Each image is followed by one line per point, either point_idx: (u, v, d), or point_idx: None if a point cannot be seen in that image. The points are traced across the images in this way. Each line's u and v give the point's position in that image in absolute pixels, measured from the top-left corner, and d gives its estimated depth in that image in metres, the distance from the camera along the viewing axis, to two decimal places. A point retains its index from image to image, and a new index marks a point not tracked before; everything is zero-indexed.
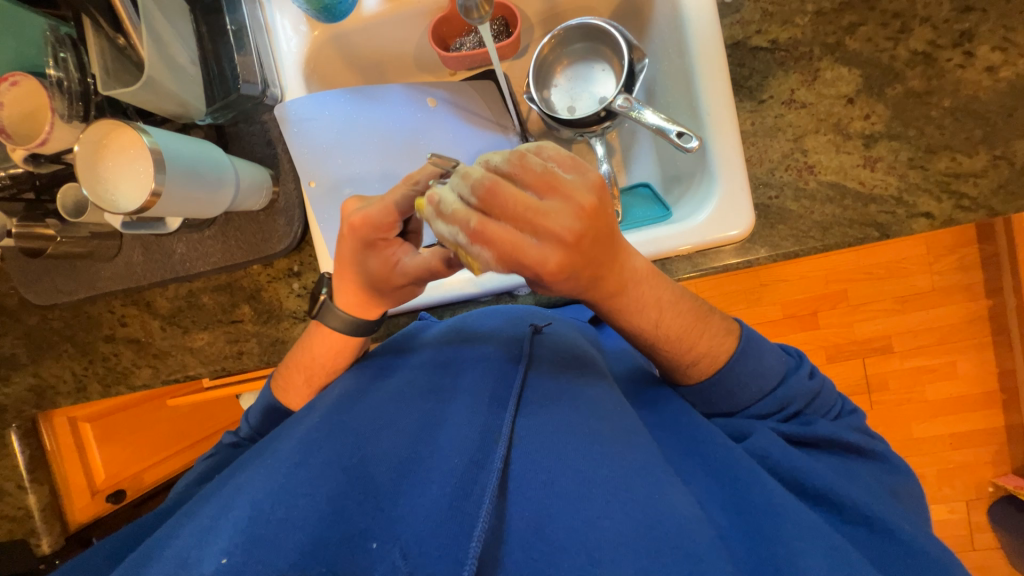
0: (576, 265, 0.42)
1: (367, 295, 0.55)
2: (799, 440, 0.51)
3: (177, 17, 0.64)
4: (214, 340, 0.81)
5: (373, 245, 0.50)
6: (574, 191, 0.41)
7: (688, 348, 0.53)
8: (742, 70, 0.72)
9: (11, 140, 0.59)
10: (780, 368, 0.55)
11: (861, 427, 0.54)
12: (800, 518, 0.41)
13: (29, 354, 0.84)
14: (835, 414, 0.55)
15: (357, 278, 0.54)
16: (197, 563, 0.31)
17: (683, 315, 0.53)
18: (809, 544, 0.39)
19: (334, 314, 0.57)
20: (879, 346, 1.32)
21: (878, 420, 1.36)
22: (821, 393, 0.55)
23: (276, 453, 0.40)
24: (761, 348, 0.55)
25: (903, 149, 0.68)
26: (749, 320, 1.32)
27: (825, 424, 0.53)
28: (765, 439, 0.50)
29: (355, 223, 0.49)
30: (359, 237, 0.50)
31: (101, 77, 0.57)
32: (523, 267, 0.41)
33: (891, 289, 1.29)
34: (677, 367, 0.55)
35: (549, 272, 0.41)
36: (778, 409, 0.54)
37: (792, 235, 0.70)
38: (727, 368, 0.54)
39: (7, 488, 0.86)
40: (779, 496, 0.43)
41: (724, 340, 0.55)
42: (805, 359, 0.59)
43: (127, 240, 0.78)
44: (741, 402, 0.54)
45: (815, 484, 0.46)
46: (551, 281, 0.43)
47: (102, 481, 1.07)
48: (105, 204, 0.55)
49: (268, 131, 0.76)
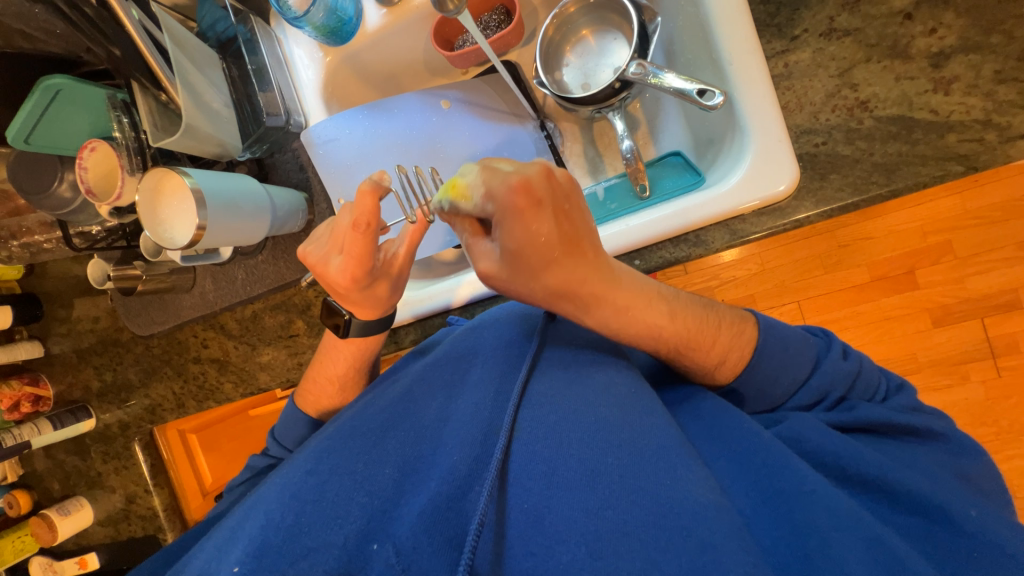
0: (547, 190, 0.45)
1: (384, 303, 0.60)
2: (843, 426, 0.48)
3: (209, 66, 0.70)
4: (278, 355, 0.88)
5: (374, 278, 0.56)
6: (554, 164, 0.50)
7: (710, 345, 0.51)
8: (767, 7, 0.64)
9: (96, 198, 0.68)
10: (810, 353, 0.52)
11: (914, 405, 0.50)
12: (836, 503, 0.38)
13: (141, 378, 0.97)
14: (882, 396, 0.51)
15: (374, 300, 0.59)
16: (217, 569, 0.35)
17: (692, 314, 0.52)
18: (845, 540, 0.35)
19: (355, 324, 0.61)
20: (1003, 302, 1.11)
21: (1012, 390, 1.14)
22: (861, 374, 0.52)
23: (296, 461, 0.43)
24: (788, 339, 0.52)
25: (987, 62, 0.57)
26: (829, 288, 1.16)
27: (874, 408, 0.49)
28: (799, 424, 0.47)
29: (344, 279, 0.54)
30: (357, 283, 0.55)
31: (151, 131, 0.65)
32: (492, 179, 0.45)
33: (1013, 234, 1.08)
34: (703, 371, 0.52)
35: (518, 180, 0.43)
36: (817, 400, 0.51)
37: (851, 184, 0.60)
38: (754, 363, 0.51)
39: (138, 492, 1.02)
40: (814, 483, 0.39)
41: (742, 329, 0.53)
42: (833, 338, 0.56)
43: (199, 273, 0.88)
44: (778, 396, 0.52)
45: (861, 471, 0.43)
46: (529, 210, 0.44)
47: (210, 484, 1.24)
48: (164, 241, 0.62)
49: (299, 157, 0.81)
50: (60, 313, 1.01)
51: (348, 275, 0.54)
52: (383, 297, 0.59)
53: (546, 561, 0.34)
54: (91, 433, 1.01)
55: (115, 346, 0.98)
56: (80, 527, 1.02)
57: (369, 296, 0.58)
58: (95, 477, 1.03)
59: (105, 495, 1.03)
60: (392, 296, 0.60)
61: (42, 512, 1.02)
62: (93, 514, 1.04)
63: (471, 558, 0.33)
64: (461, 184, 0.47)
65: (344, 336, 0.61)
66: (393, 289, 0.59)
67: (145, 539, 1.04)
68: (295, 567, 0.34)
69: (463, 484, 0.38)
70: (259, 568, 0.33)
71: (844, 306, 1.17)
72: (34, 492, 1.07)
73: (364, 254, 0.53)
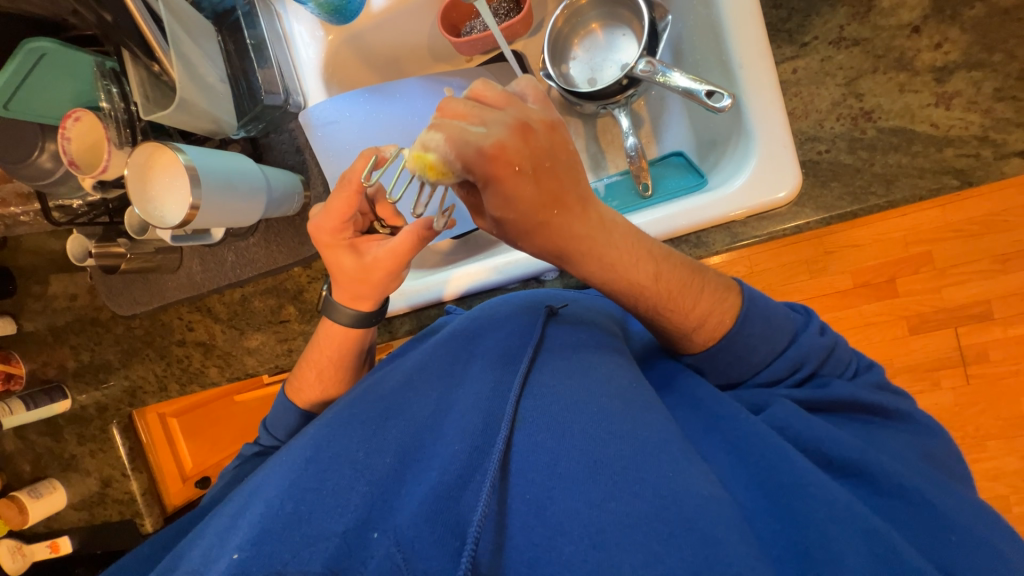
0: (522, 152, 0.44)
1: (353, 288, 0.59)
2: (811, 404, 0.50)
3: (205, 38, 0.67)
4: (267, 341, 0.86)
5: (342, 244, 0.57)
6: (529, 111, 0.46)
7: (691, 307, 0.51)
8: (779, 12, 0.64)
9: (78, 170, 0.65)
10: (788, 327, 0.53)
11: (887, 384, 0.53)
12: (833, 499, 0.39)
13: (121, 359, 0.94)
14: (852, 372, 0.53)
15: (341, 277, 0.58)
16: (216, 559, 0.35)
17: (677, 272, 0.52)
18: (843, 534, 0.36)
19: (331, 307, 0.61)
20: (975, 313, 1.16)
21: (979, 397, 1.19)
22: (835, 349, 0.53)
23: (295, 448, 0.43)
24: (767, 309, 0.53)
25: (988, 79, 0.58)
26: (816, 293, 1.19)
27: (844, 385, 0.51)
28: (783, 410, 0.47)
29: (316, 232, 0.57)
30: (324, 242, 0.57)
31: (141, 103, 0.62)
32: (466, 150, 0.42)
33: (989, 247, 1.12)
34: (681, 335, 0.53)
35: (489, 150, 0.42)
36: (792, 371, 0.52)
37: (849, 192, 0.61)
38: (733, 332, 0.52)
39: (115, 475, 0.98)
40: (812, 477, 0.40)
41: (726, 297, 0.53)
42: (813, 315, 0.57)
43: (186, 253, 0.85)
44: (752, 366, 0.52)
45: (837, 451, 0.44)
46: (511, 182, 0.43)
47: (191, 469, 1.22)
48: (154, 219, 0.59)
49: (295, 139, 0.79)
50: (34, 289, 0.96)
51: (319, 227, 0.57)
52: (348, 277, 0.58)
53: (548, 553, 0.34)
54: (65, 414, 0.97)
55: (94, 326, 0.95)
56: (54, 510, 1.00)
57: (334, 267, 0.58)
58: (69, 460, 1.00)
59: (80, 478, 1.00)
60: (359, 282, 0.58)
61: (12, 494, 0.99)
62: (67, 497, 1.01)
63: (474, 553, 0.33)
64: (433, 159, 0.43)
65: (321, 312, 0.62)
66: (352, 268, 0.57)
67: (122, 524, 1.01)
68: (296, 558, 0.34)
69: (464, 474, 0.38)
70: (257, 558, 0.33)
71: (827, 311, 1.20)
72: (3, 474, 1.04)
73: (341, 212, 0.55)
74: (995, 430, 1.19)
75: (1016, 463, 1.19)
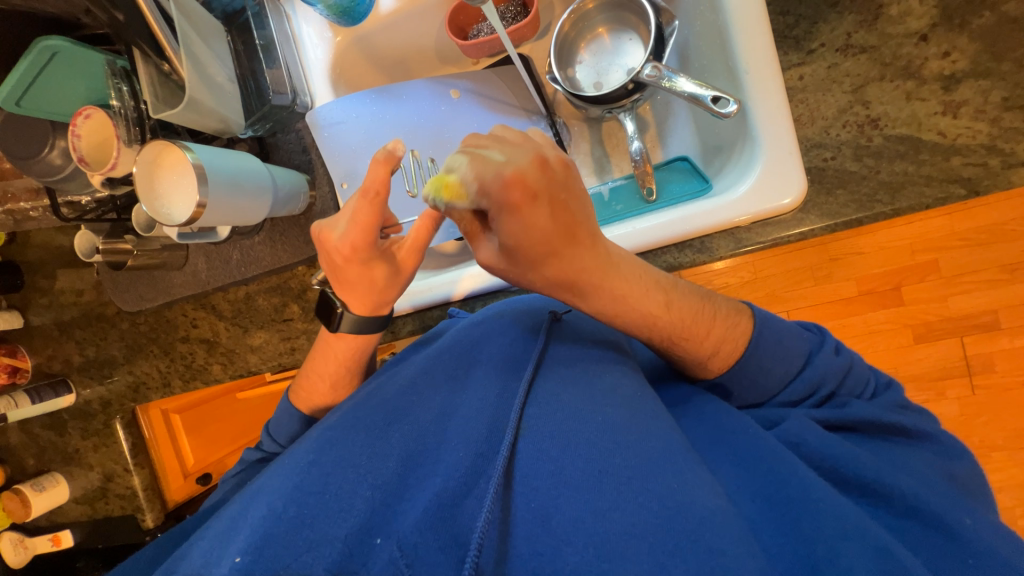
0: (538, 184, 0.44)
1: (377, 296, 0.59)
2: (826, 421, 0.49)
3: (215, 39, 0.68)
4: (270, 339, 0.86)
5: (366, 257, 0.55)
6: (543, 144, 0.48)
7: (704, 335, 0.52)
8: (786, 18, 0.64)
9: (88, 167, 0.66)
10: (802, 348, 0.53)
11: (902, 402, 0.52)
12: (843, 514, 0.39)
13: (125, 355, 0.95)
14: (871, 393, 0.53)
15: (368, 287, 0.58)
16: (218, 561, 0.35)
17: (687, 300, 0.52)
18: (853, 546, 0.36)
19: (350, 319, 0.60)
20: (982, 323, 1.15)
21: (984, 407, 1.18)
22: (852, 369, 0.53)
23: (299, 451, 0.43)
24: (779, 330, 0.54)
25: (996, 88, 0.58)
26: (820, 300, 1.18)
27: (865, 406, 0.50)
28: (798, 426, 0.48)
29: (342, 249, 0.55)
30: (352, 257, 0.55)
31: (151, 102, 0.62)
32: (483, 177, 0.43)
33: (996, 257, 1.11)
34: (695, 362, 0.53)
35: (511, 175, 0.42)
36: (810, 394, 0.52)
37: (854, 200, 0.61)
38: (746, 356, 0.52)
39: (117, 470, 0.99)
40: (822, 491, 0.40)
41: (738, 321, 0.54)
42: (827, 334, 0.57)
43: (192, 250, 0.85)
44: (768, 387, 0.52)
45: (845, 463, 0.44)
46: (526, 207, 0.44)
47: (192, 465, 1.22)
48: (161, 217, 0.60)
49: (302, 138, 0.79)
50: (42, 284, 0.97)
51: (349, 242, 0.54)
52: (376, 287, 0.58)
53: (551, 562, 0.34)
54: (69, 408, 0.98)
55: (99, 321, 0.95)
56: (57, 503, 1.00)
57: (361, 278, 0.57)
58: (72, 454, 1.00)
59: (82, 472, 1.00)
60: (385, 287, 0.58)
61: (16, 487, 0.99)
62: (69, 491, 1.01)
63: (476, 557, 0.34)
64: (450, 188, 0.44)
65: (332, 328, 0.61)
66: (388, 279, 0.58)
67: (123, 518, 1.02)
68: (298, 561, 0.34)
69: (467, 480, 0.38)
70: (259, 561, 0.33)
71: (831, 318, 1.19)
72: (7, 467, 1.04)
73: (368, 226, 0.53)
74: (1000, 441, 1.18)
75: (1022, 475, 1.17)
